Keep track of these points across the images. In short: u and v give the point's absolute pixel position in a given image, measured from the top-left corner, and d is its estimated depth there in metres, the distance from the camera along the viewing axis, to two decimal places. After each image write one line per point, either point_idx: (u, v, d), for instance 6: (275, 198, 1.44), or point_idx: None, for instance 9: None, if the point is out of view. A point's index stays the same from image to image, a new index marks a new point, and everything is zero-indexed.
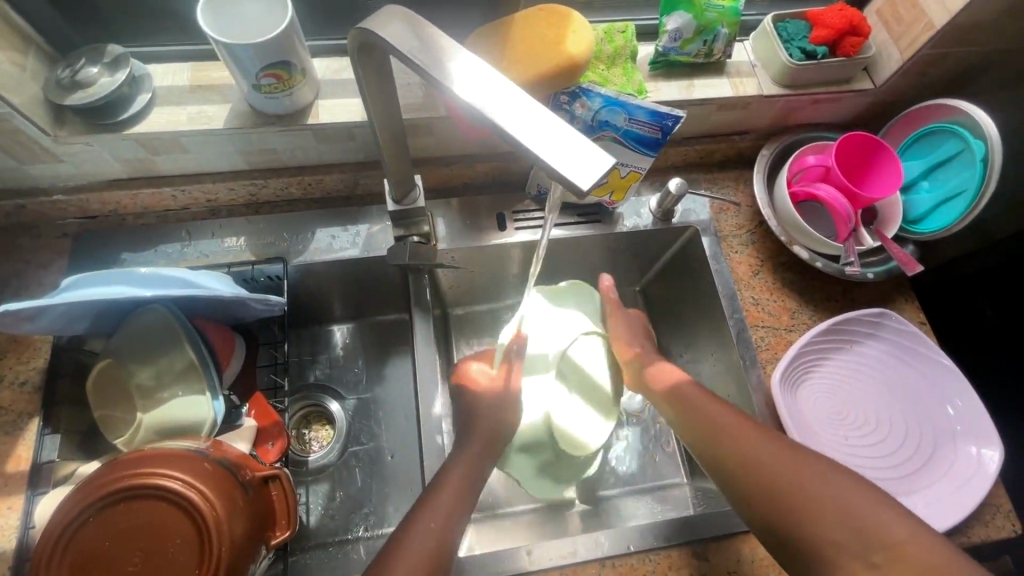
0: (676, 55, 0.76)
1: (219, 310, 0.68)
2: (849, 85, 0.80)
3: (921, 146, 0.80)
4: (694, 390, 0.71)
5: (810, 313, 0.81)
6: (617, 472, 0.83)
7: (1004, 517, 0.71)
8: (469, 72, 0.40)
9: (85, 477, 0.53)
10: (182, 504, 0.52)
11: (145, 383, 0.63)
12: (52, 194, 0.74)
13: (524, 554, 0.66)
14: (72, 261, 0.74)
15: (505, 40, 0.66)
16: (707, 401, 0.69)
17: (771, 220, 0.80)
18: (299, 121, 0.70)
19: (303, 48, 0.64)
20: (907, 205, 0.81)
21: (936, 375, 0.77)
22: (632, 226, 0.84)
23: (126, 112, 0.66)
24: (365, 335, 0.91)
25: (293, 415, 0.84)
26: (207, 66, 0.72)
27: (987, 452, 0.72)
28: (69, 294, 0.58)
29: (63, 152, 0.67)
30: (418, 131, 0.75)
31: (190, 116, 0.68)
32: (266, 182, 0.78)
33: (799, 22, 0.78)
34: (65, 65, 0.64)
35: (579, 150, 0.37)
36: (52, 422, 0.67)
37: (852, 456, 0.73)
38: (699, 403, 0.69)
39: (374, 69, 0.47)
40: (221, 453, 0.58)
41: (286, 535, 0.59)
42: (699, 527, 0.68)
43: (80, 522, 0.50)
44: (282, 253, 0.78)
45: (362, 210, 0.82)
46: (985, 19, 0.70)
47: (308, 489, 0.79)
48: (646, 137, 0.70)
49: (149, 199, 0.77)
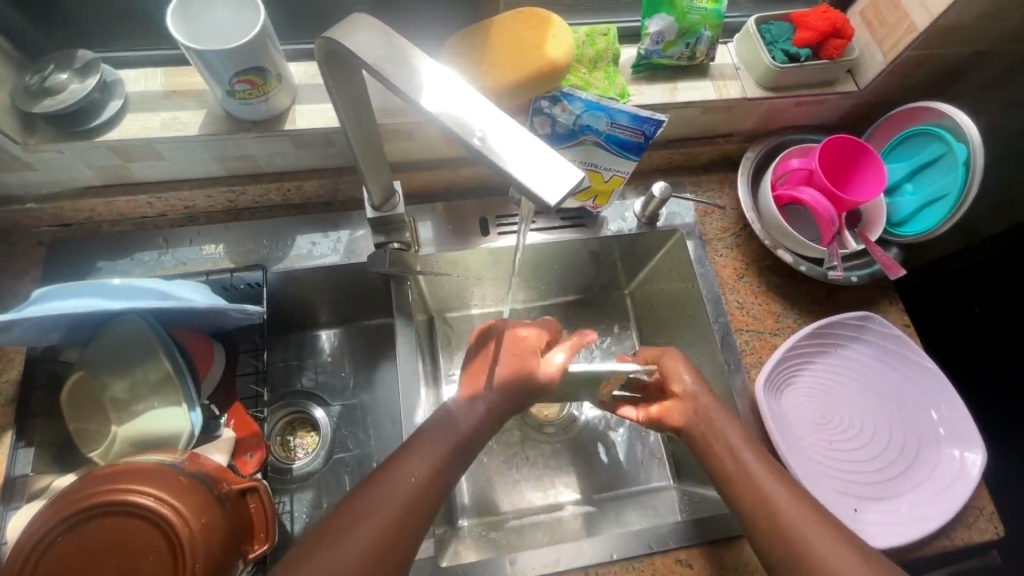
0: (659, 58, 0.75)
1: (196, 320, 0.67)
2: (832, 88, 0.80)
3: (904, 149, 0.80)
4: (711, 407, 0.65)
5: (794, 316, 0.81)
6: (604, 475, 0.82)
7: (987, 520, 0.71)
8: (439, 85, 0.40)
9: (59, 491, 0.52)
10: (155, 520, 0.51)
11: (119, 395, 0.62)
12: (26, 202, 0.72)
13: (507, 563, 0.65)
14: (46, 271, 0.73)
15: (484, 44, 0.65)
16: (721, 420, 0.64)
17: (755, 224, 0.80)
18: (276, 127, 0.69)
19: (278, 54, 0.63)
20: (891, 208, 0.80)
21: (921, 378, 0.77)
22: (616, 230, 0.83)
23: (98, 119, 0.65)
24: (351, 340, 0.90)
25: (276, 423, 0.83)
26: (182, 71, 0.71)
27: (971, 455, 0.72)
28: (41, 306, 0.57)
29: (35, 161, 0.66)
30: (398, 136, 0.74)
31: (164, 123, 0.67)
32: (244, 188, 0.77)
33: (783, 23, 0.78)
34: (33, 71, 0.62)
35: (549, 164, 0.36)
36: (26, 435, 0.66)
37: (837, 460, 0.73)
38: (711, 424, 0.64)
39: (345, 77, 0.46)
40: (197, 466, 0.57)
41: (264, 549, 0.58)
42: (682, 533, 0.68)
43: (51, 539, 0.49)
44: (261, 260, 0.77)
45: (343, 216, 0.81)
46: (967, 21, 0.70)
47: (292, 497, 0.79)
48: (629, 142, 0.69)
49: (124, 206, 0.75)
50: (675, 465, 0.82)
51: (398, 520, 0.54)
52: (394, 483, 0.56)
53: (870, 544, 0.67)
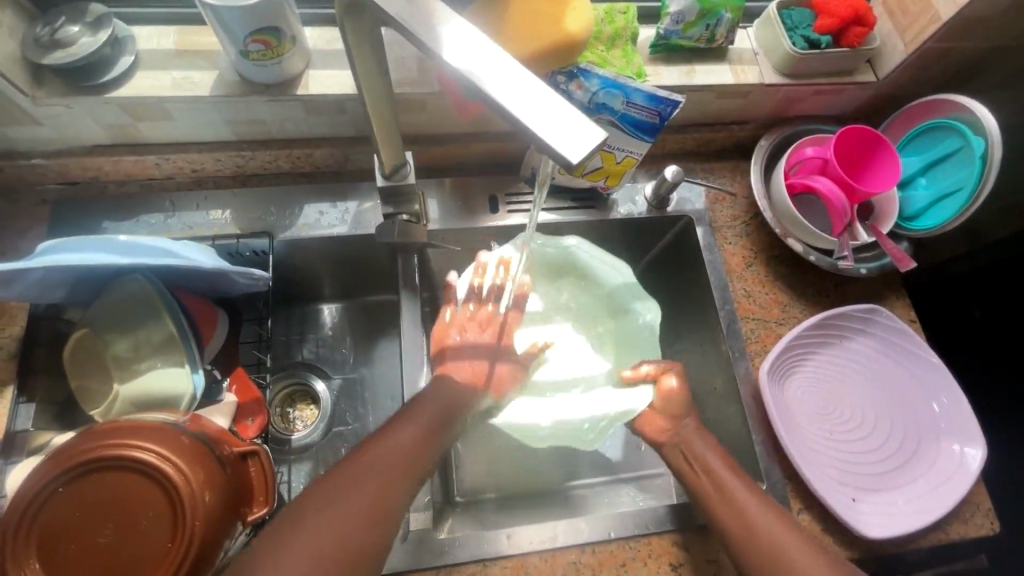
0: (678, 39, 0.74)
1: (202, 283, 0.67)
2: (851, 77, 0.79)
3: (919, 143, 0.79)
4: (688, 432, 0.68)
5: (801, 307, 0.81)
6: (604, 460, 0.82)
7: (983, 516, 0.71)
8: (461, 38, 0.39)
9: (59, 444, 0.51)
10: (157, 477, 0.50)
11: (122, 353, 0.62)
12: (31, 157, 0.71)
13: (503, 537, 0.66)
14: (52, 227, 0.72)
15: (503, 13, 0.63)
16: (697, 440, 0.67)
17: (766, 212, 0.79)
18: (288, 91, 0.68)
19: (293, 16, 0.62)
20: (904, 201, 0.80)
21: (924, 373, 0.77)
22: (625, 213, 0.83)
23: (108, 74, 0.64)
24: (355, 315, 0.89)
25: (276, 394, 0.83)
26: (195, 31, 0.70)
27: (970, 451, 0.72)
28: (46, 259, 0.56)
29: (43, 115, 0.65)
30: (412, 107, 0.73)
31: (175, 82, 0.66)
32: (253, 153, 0.76)
33: (805, 10, 0.76)
34: (44, 23, 0.61)
35: (572, 124, 0.36)
36: (27, 392, 0.66)
37: (838, 450, 0.73)
38: (688, 443, 0.67)
39: (363, 33, 0.45)
40: (199, 428, 0.56)
41: (264, 511, 0.58)
42: (680, 515, 0.68)
43: (52, 491, 0.49)
44: (268, 227, 0.76)
45: (352, 187, 0.80)
46: (990, 13, 0.70)
47: (289, 468, 0.78)
48: (643, 122, 0.69)
49: (132, 166, 0.74)
50: None
51: (367, 520, 0.52)
52: (390, 451, 0.57)
53: (868, 533, 0.67)
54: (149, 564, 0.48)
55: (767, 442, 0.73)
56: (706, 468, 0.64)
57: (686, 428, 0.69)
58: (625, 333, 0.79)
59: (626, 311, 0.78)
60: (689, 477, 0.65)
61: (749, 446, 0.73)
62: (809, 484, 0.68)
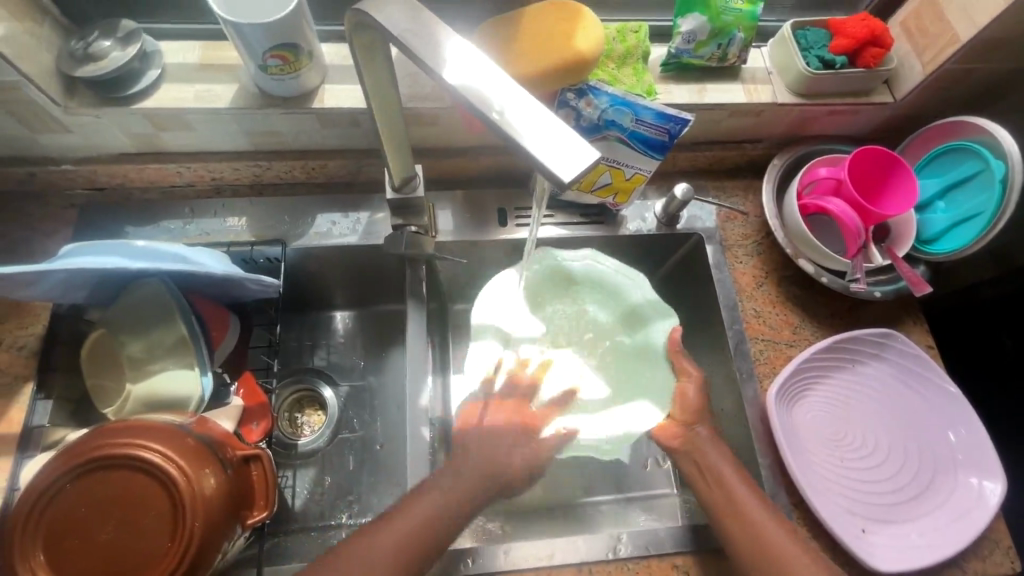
0: (689, 58, 0.74)
1: (214, 288, 0.68)
2: (866, 98, 0.78)
3: (937, 165, 0.78)
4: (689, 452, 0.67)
5: (813, 329, 0.79)
6: (611, 477, 0.81)
7: (1003, 554, 0.68)
8: (462, 59, 0.40)
9: (69, 442, 0.53)
10: (160, 478, 0.51)
11: (136, 354, 0.64)
12: (62, 164, 0.75)
13: (501, 553, 0.65)
14: (78, 231, 0.75)
15: (513, 33, 0.64)
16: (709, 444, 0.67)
17: (778, 232, 0.78)
18: (304, 104, 0.70)
19: (311, 32, 0.64)
20: (922, 224, 0.78)
21: (941, 401, 0.74)
22: (635, 229, 0.82)
23: (134, 86, 0.67)
24: (366, 323, 0.90)
25: (285, 399, 0.84)
26: (218, 46, 0.73)
27: (989, 484, 0.69)
28: (67, 262, 0.59)
29: (73, 123, 0.68)
30: (423, 122, 0.74)
31: (196, 94, 0.69)
32: (269, 164, 0.78)
33: (820, 29, 0.76)
34: (79, 38, 0.65)
35: (566, 143, 0.37)
36: (46, 388, 0.68)
37: (850, 479, 0.71)
38: (699, 445, 0.67)
39: (370, 51, 0.47)
40: (205, 430, 0.58)
41: (264, 516, 0.59)
42: (681, 537, 0.67)
43: (60, 487, 0.50)
44: (282, 235, 0.78)
45: (365, 198, 0.82)
46: (1011, 35, 0.68)
47: (294, 473, 0.79)
48: (653, 140, 0.69)
49: (155, 173, 0.77)
50: (679, 473, 0.80)
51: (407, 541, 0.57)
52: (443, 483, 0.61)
53: (880, 568, 0.64)
54: (149, 563, 0.49)
55: (774, 466, 0.71)
56: (718, 479, 0.64)
57: (703, 435, 0.67)
58: (641, 349, 0.75)
59: (645, 325, 0.75)
60: (700, 484, 0.65)
61: (756, 470, 0.71)
62: (818, 514, 0.66)
